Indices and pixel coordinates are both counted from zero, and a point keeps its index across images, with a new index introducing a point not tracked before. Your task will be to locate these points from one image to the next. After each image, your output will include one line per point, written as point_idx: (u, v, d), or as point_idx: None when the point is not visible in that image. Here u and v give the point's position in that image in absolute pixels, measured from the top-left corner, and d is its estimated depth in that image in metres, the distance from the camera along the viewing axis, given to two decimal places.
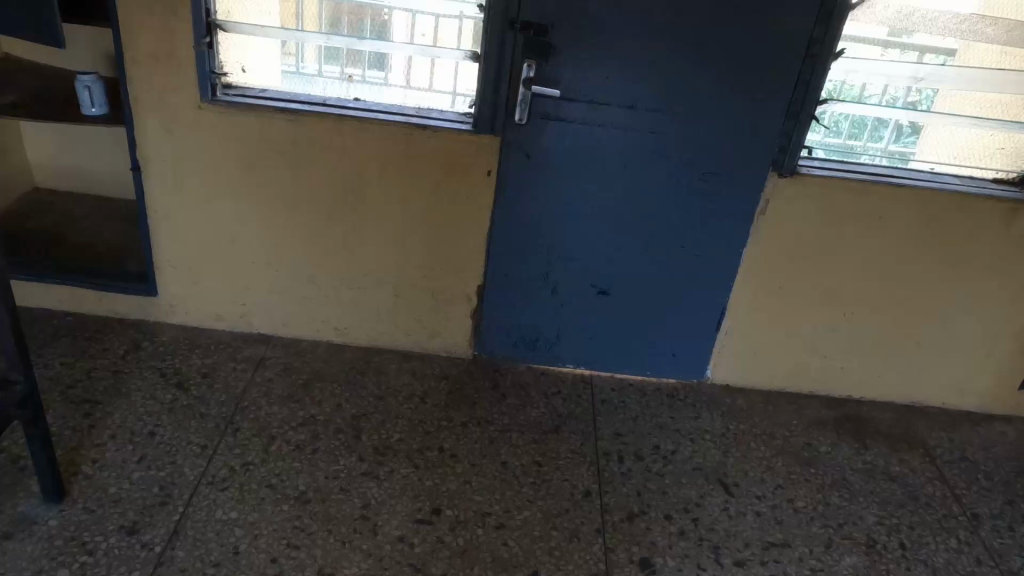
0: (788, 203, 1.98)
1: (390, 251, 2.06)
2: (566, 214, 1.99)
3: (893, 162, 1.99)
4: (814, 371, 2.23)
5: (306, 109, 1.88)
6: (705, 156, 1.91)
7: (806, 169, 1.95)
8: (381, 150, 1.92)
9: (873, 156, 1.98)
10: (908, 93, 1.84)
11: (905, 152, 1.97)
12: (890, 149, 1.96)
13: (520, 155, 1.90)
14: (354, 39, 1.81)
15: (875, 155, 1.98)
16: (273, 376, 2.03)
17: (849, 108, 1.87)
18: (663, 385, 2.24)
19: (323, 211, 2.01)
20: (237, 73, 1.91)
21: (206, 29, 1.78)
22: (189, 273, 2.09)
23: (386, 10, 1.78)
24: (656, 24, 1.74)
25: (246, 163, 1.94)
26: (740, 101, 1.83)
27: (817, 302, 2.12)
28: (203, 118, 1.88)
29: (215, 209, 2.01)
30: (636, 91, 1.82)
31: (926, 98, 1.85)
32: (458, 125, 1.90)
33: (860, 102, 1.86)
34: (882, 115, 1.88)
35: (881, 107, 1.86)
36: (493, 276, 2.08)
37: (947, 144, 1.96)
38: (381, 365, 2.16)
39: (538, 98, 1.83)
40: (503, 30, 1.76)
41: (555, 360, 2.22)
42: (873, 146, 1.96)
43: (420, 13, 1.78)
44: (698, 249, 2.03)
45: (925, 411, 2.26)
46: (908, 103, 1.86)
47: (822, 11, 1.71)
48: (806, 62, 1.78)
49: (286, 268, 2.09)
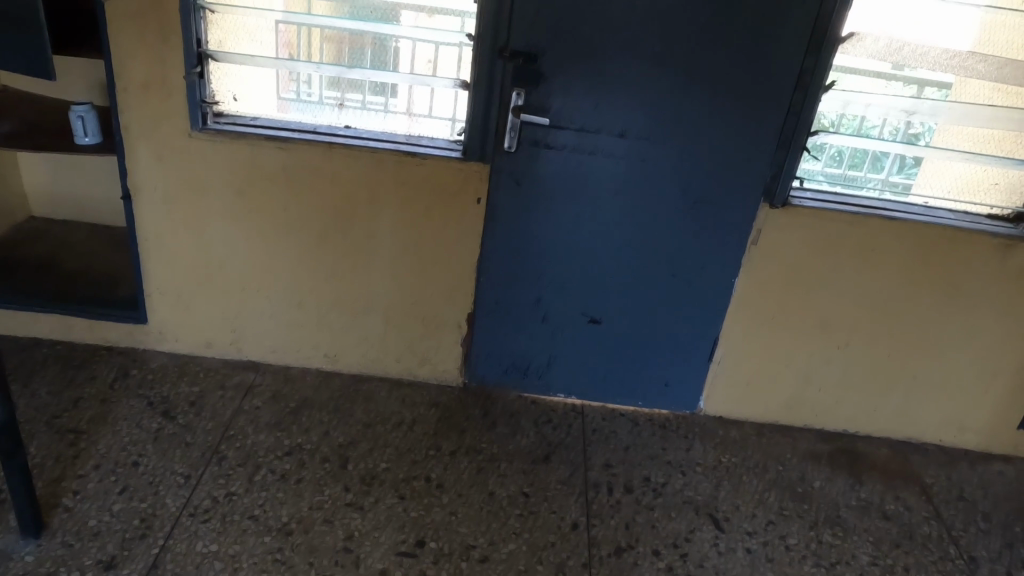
0: (779, 233, 1.96)
1: (381, 278, 2.06)
2: (556, 241, 1.98)
3: (893, 194, 1.97)
4: (809, 402, 2.20)
5: (296, 137, 1.89)
6: (696, 185, 1.90)
7: (798, 200, 1.94)
8: (371, 177, 1.92)
9: (873, 188, 1.96)
10: (908, 125, 1.84)
11: (904, 185, 1.96)
12: (889, 181, 1.94)
13: (511, 183, 1.90)
14: (350, 68, 1.82)
15: (875, 187, 1.96)
16: (262, 404, 2.02)
17: (847, 139, 1.86)
18: (655, 415, 2.21)
19: (313, 238, 2.01)
20: (229, 102, 1.93)
21: (197, 58, 1.80)
22: (179, 299, 2.09)
23: (383, 40, 1.79)
24: (644, 54, 1.74)
25: (237, 190, 1.95)
26: (731, 130, 1.83)
27: (811, 332, 2.09)
28: (194, 146, 1.89)
29: (204, 235, 2.01)
30: (626, 119, 1.82)
31: (926, 130, 1.86)
32: (448, 153, 1.91)
33: (860, 133, 1.85)
34: (882, 148, 1.86)
35: (882, 140, 1.84)
36: (483, 303, 2.07)
37: (941, 177, 1.96)
38: (370, 392, 2.14)
39: (528, 126, 1.83)
40: (492, 59, 1.77)
41: (545, 388, 2.20)
42: (873, 177, 1.94)
43: (416, 41, 1.79)
44: (690, 278, 2.01)
45: (922, 447, 2.22)
46: (909, 135, 1.85)
47: (812, 42, 1.72)
48: (797, 92, 1.78)
49: (277, 295, 2.09)
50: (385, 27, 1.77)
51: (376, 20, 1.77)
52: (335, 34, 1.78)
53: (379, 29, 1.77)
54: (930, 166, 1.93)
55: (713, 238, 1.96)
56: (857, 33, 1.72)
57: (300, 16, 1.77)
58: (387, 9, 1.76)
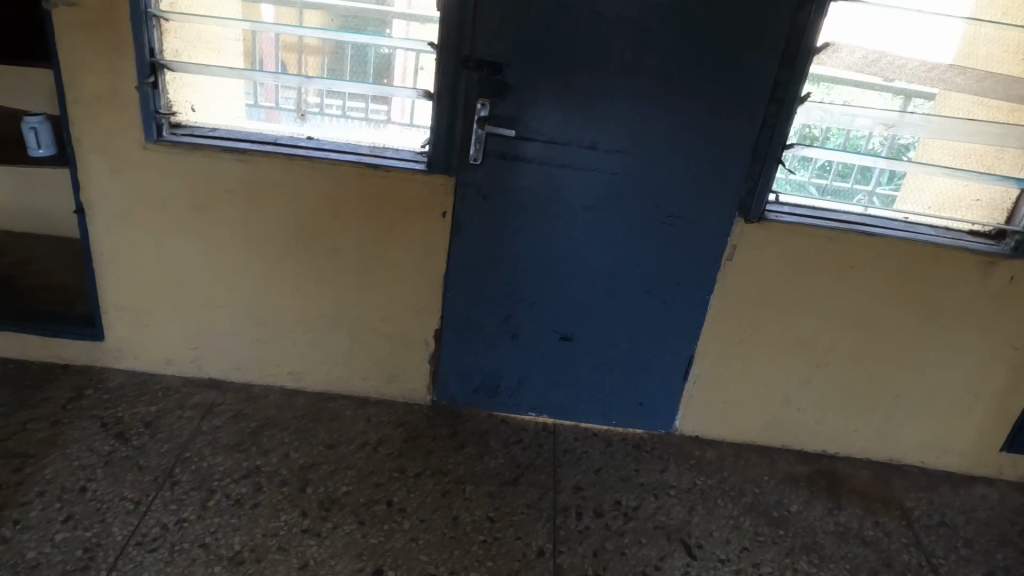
0: (755, 247, 1.90)
1: (345, 294, 1.99)
2: (526, 256, 1.91)
3: (879, 207, 1.91)
4: (787, 421, 2.13)
5: (255, 148, 1.82)
6: (668, 199, 1.84)
7: (774, 215, 1.88)
8: (333, 189, 1.85)
9: (858, 199, 1.89)
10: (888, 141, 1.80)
11: (890, 196, 1.89)
12: (875, 192, 1.88)
13: (477, 197, 1.83)
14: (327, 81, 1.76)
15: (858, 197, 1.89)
16: (221, 425, 1.96)
17: (833, 154, 1.78)
18: (630, 435, 2.14)
19: (275, 251, 1.94)
20: (186, 113, 1.89)
21: (151, 69, 1.75)
22: (137, 316, 2.04)
23: (366, 51, 1.74)
24: (612, 64, 1.68)
25: (194, 204, 1.89)
26: (703, 143, 1.77)
27: (788, 349, 2.03)
28: (148, 158, 1.84)
29: (162, 250, 1.96)
30: (596, 130, 1.76)
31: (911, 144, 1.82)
32: (412, 165, 1.84)
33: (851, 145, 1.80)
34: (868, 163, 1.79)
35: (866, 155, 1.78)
36: (451, 320, 1.99)
37: (923, 191, 1.90)
38: (335, 411, 2.06)
39: (494, 137, 1.76)
40: (456, 69, 1.70)
41: (516, 407, 2.12)
42: (858, 189, 1.88)
43: (392, 53, 1.74)
44: (664, 294, 1.95)
45: (903, 469, 2.17)
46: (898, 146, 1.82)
47: (785, 54, 1.67)
48: (771, 105, 1.73)
49: (238, 310, 2.03)
50: (365, 38, 1.71)
51: (354, 28, 1.72)
52: (297, 41, 1.74)
53: (373, 41, 1.71)
54: (914, 181, 1.89)
55: (686, 254, 1.90)
56: (832, 44, 1.68)
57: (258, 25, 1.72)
58: (378, 20, 1.71)
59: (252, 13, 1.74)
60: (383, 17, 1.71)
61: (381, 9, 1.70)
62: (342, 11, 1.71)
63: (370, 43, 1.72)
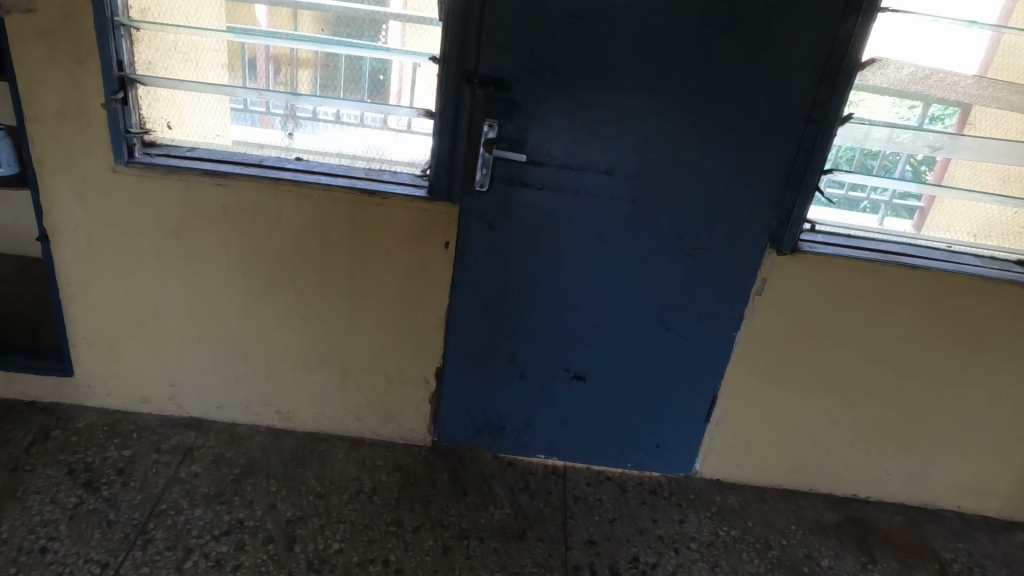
0: (786, 282, 1.74)
1: (337, 329, 1.82)
2: (536, 289, 1.74)
3: (894, 217, 1.74)
4: (815, 464, 1.98)
5: (236, 171, 1.65)
6: (692, 230, 1.67)
7: (809, 245, 1.71)
8: (323, 218, 1.68)
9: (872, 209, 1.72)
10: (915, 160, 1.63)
11: (908, 207, 1.71)
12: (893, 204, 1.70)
13: (482, 226, 1.65)
14: (316, 97, 1.62)
15: (874, 207, 1.72)
16: (200, 471, 1.80)
17: (862, 179, 1.64)
18: (646, 479, 1.98)
19: (260, 283, 1.77)
20: (161, 130, 1.73)
21: (119, 83, 1.59)
22: (109, 350, 1.88)
23: (360, 64, 1.58)
24: (632, 82, 1.51)
25: (170, 231, 1.73)
26: (732, 170, 1.60)
27: (818, 389, 1.88)
28: (118, 182, 1.68)
29: (135, 280, 1.79)
30: (614, 155, 1.58)
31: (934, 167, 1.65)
32: (413, 191, 1.66)
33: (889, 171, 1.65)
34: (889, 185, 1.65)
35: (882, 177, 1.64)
36: (454, 358, 1.82)
37: (949, 219, 1.75)
38: (326, 455, 1.89)
39: (501, 162, 1.58)
40: (459, 85, 1.52)
41: (523, 449, 1.96)
42: (875, 199, 1.70)
43: (386, 60, 1.57)
44: (685, 331, 1.79)
45: (938, 514, 2.02)
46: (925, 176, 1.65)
47: (826, 72, 1.49)
48: (808, 128, 1.55)
49: (219, 345, 1.86)
50: (355, 49, 1.55)
51: (344, 36, 1.55)
52: (283, 53, 1.58)
53: (369, 55, 1.56)
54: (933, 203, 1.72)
55: (710, 288, 1.74)
56: (879, 59, 1.51)
57: (241, 26, 1.57)
58: (371, 21, 1.54)
59: (235, 15, 1.57)
60: (374, 18, 1.54)
61: (376, 12, 1.54)
62: (333, 14, 1.54)
63: (360, 56, 1.57)
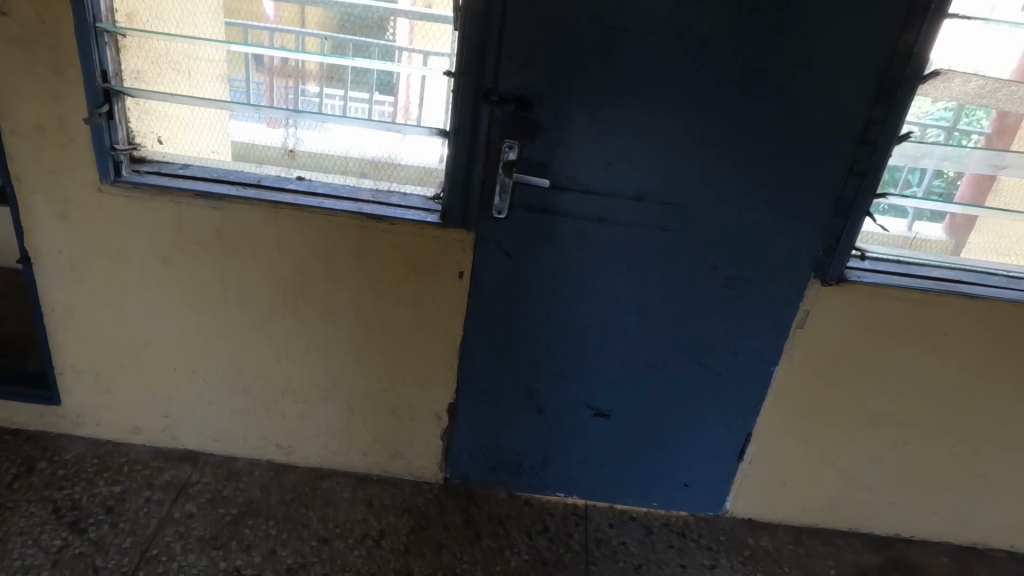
0: (829, 315, 1.59)
1: (342, 360, 1.69)
2: (556, 322, 1.60)
3: (925, 221, 1.54)
4: (854, 505, 1.84)
5: (232, 193, 1.51)
6: (730, 259, 1.52)
7: (856, 274, 1.56)
8: (327, 244, 1.55)
9: (903, 213, 1.51)
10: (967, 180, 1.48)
11: (940, 212, 1.52)
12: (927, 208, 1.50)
13: (500, 254, 1.51)
14: (322, 91, 1.47)
15: (910, 216, 1.53)
16: (195, 511, 1.67)
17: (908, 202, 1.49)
18: (673, 520, 1.85)
19: (260, 312, 1.65)
20: (151, 145, 1.59)
21: (104, 95, 1.45)
22: (98, 379, 1.75)
23: (365, 74, 1.45)
24: (668, 99, 1.36)
25: (161, 256, 1.59)
26: (776, 196, 1.45)
27: (860, 428, 1.74)
28: (104, 202, 1.54)
29: (125, 306, 1.66)
30: (645, 179, 1.44)
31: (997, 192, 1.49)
32: (424, 216, 1.52)
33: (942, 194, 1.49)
34: (937, 208, 1.50)
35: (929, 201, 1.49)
36: (467, 392, 1.69)
37: (976, 234, 1.57)
38: (330, 493, 1.77)
39: (520, 186, 1.44)
40: (476, 103, 1.38)
41: (541, 487, 1.83)
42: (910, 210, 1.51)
43: (391, 72, 1.44)
44: (718, 366, 1.65)
45: (987, 556, 1.88)
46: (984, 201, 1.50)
47: (884, 88, 1.33)
48: (861, 148, 1.39)
49: (216, 375, 1.73)
50: (360, 63, 1.43)
51: (351, 40, 1.41)
52: (279, 63, 1.45)
53: (375, 66, 1.43)
54: (964, 217, 1.54)
55: (748, 321, 1.59)
56: (943, 72, 1.35)
57: (247, 21, 1.42)
58: (378, 16, 1.39)
59: (237, 10, 1.42)
60: (380, 13, 1.39)
61: (383, 9, 1.39)
62: (342, 14, 1.39)
63: (367, 68, 1.44)
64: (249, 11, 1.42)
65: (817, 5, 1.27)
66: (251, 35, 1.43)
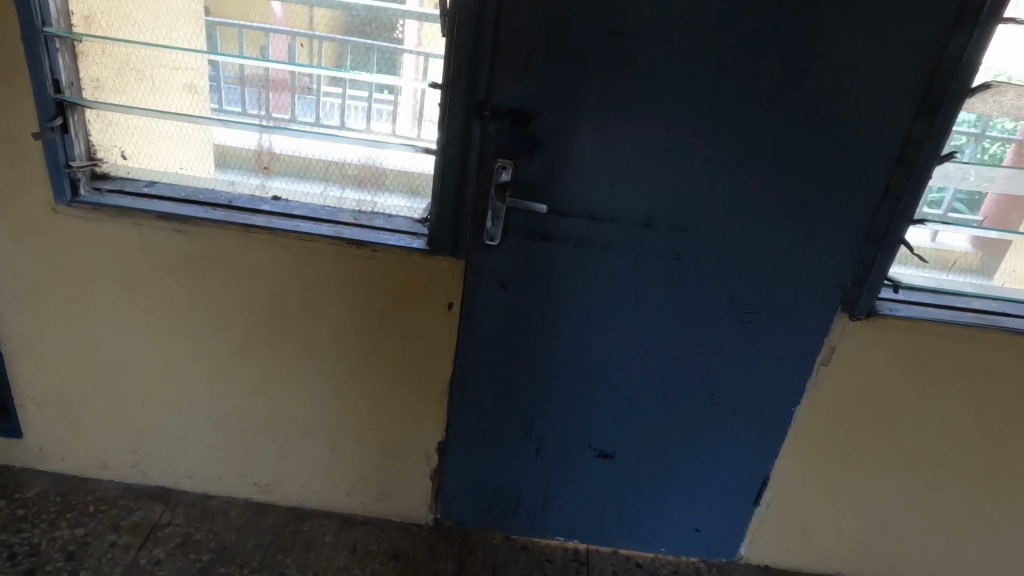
0: (858, 353, 1.44)
1: (322, 395, 1.55)
2: (555, 357, 1.45)
3: (950, 236, 1.36)
4: (882, 553, 1.69)
5: (199, 215, 1.37)
6: (749, 292, 1.37)
7: (889, 307, 1.41)
8: (304, 272, 1.41)
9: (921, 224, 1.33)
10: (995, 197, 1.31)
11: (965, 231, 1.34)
12: (948, 223, 1.32)
13: (493, 284, 1.37)
14: (302, 100, 1.34)
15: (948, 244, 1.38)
16: (163, 558, 1.54)
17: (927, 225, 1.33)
18: (683, 566, 1.70)
19: (233, 343, 1.51)
20: (114, 161, 1.45)
21: (56, 107, 1.31)
22: (61, 413, 1.62)
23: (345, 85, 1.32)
24: (681, 116, 1.21)
25: (125, 283, 1.46)
26: (801, 223, 1.29)
27: (890, 472, 1.58)
28: (60, 225, 1.40)
29: (87, 335, 1.52)
30: (655, 204, 1.29)
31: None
32: (411, 242, 1.38)
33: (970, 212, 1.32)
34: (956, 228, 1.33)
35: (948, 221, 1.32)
36: (459, 431, 1.55)
37: (1013, 256, 1.38)
38: (311, 537, 1.63)
39: (515, 211, 1.29)
40: (467, 118, 1.24)
41: (540, 530, 1.69)
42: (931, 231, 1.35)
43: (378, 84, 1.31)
44: (733, 407, 1.50)
45: None
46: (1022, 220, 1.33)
47: (925, 103, 1.18)
48: (897, 168, 1.24)
49: (188, 409, 1.60)
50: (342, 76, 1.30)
51: (335, 48, 1.28)
52: (255, 74, 1.32)
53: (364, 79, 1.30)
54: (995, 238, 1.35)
55: (768, 359, 1.44)
56: (995, 86, 1.20)
57: (241, 22, 1.28)
58: (370, 20, 1.26)
59: (229, 7, 1.28)
60: (362, 17, 1.26)
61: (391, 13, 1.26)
62: (348, 10, 1.26)
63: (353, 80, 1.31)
64: (236, 12, 1.28)
65: (853, 8, 1.11)
66: (242, 37, 1.29)
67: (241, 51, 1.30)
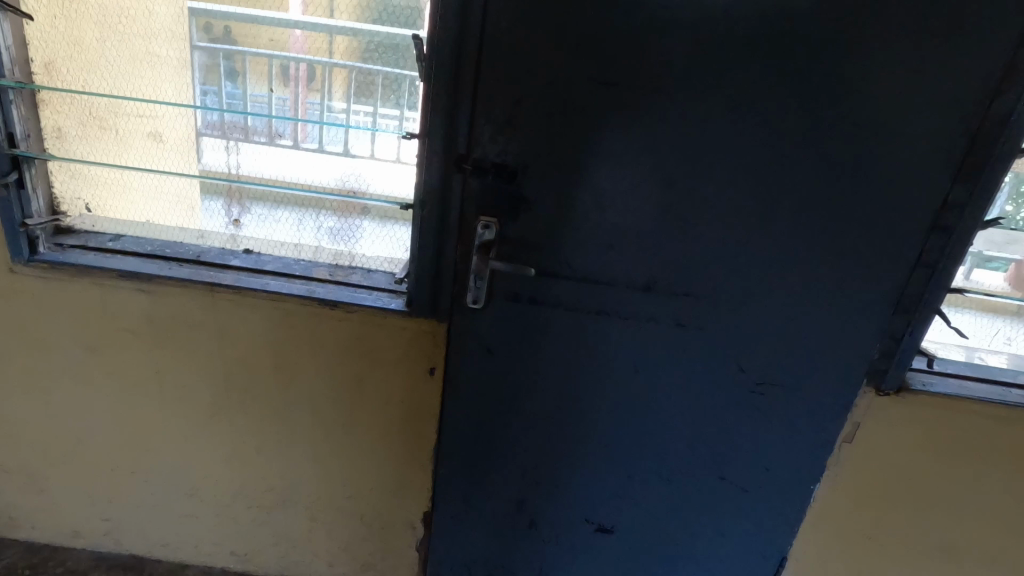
0: (882, 424, 1.31)
1: (301, 463, 1.44)
2: (550, 429, 1.33)
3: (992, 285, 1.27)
4: None
5: (164, 274, 1.27)
6: (760, 361, 1.24)
7: (922, 381, 1.28)
8: (277, 335, 1.31)
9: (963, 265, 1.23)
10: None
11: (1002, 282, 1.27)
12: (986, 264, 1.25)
13: (479, 350, 1.26)
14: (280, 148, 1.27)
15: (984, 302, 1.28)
16: None
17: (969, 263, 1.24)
18: None
19: (204, 409, 1.41)
20: (80, 215, 1.36)
21: (10, 162, 1.20)
22: (28, 479, 1.52)
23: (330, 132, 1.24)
24: (680, 171, 1.09)
25: (89, 346, 1.37)
26: (818, 288, 1.16)
27: (919, 555, 1.43)
28: (18, 285, 1.31)
29: (53, 399, 1.43)
30: (654, 268, 1.16)
31: None
32: (390, 301, 1.28)
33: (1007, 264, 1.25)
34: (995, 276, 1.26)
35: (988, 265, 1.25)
36: (446, 505, 1.43)
37: None
38: None
39: (501, 273, 1.18)
40: (449, 170, 1.14)
41: None
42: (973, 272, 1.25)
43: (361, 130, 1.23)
44: (746, 483, 1.36)
45: None
46: None
47: (964, 166, 1.06)
48: (932, 236, 1.11)
49: (160, 476, 1.50)
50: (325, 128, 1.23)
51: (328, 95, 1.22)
52: (229, 123, 1.26)
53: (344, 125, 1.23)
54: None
55: (784, 432, 1.30)
56: None
57: (251, 49, 1.21)
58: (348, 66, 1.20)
59: (244, 35, 1.21)
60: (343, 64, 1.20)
61: (405, 34, 1.18)
62: (362, 42, 1.19)
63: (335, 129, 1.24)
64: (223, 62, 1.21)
65: (884, 62, 0.99)
66: (250, 66, 1.22)
67: (245, 82, 1.23)
